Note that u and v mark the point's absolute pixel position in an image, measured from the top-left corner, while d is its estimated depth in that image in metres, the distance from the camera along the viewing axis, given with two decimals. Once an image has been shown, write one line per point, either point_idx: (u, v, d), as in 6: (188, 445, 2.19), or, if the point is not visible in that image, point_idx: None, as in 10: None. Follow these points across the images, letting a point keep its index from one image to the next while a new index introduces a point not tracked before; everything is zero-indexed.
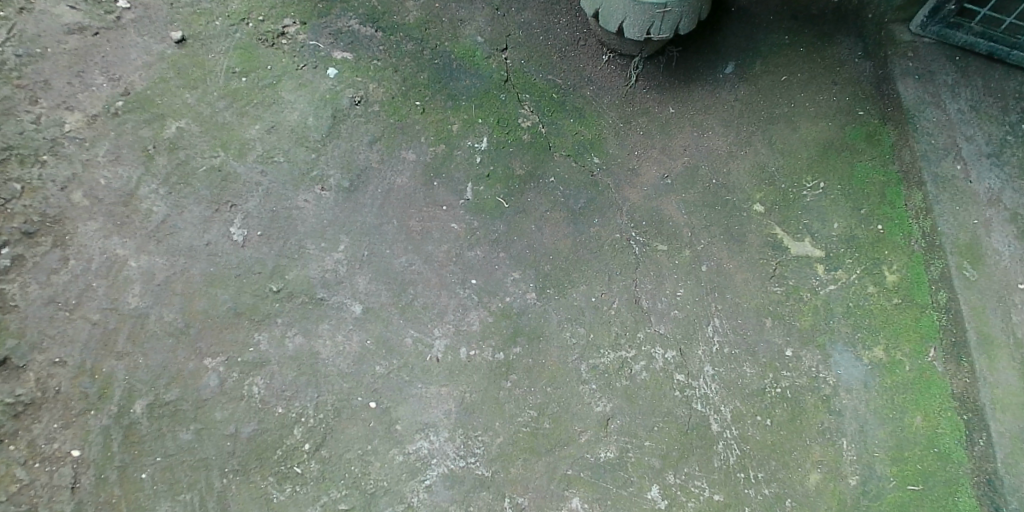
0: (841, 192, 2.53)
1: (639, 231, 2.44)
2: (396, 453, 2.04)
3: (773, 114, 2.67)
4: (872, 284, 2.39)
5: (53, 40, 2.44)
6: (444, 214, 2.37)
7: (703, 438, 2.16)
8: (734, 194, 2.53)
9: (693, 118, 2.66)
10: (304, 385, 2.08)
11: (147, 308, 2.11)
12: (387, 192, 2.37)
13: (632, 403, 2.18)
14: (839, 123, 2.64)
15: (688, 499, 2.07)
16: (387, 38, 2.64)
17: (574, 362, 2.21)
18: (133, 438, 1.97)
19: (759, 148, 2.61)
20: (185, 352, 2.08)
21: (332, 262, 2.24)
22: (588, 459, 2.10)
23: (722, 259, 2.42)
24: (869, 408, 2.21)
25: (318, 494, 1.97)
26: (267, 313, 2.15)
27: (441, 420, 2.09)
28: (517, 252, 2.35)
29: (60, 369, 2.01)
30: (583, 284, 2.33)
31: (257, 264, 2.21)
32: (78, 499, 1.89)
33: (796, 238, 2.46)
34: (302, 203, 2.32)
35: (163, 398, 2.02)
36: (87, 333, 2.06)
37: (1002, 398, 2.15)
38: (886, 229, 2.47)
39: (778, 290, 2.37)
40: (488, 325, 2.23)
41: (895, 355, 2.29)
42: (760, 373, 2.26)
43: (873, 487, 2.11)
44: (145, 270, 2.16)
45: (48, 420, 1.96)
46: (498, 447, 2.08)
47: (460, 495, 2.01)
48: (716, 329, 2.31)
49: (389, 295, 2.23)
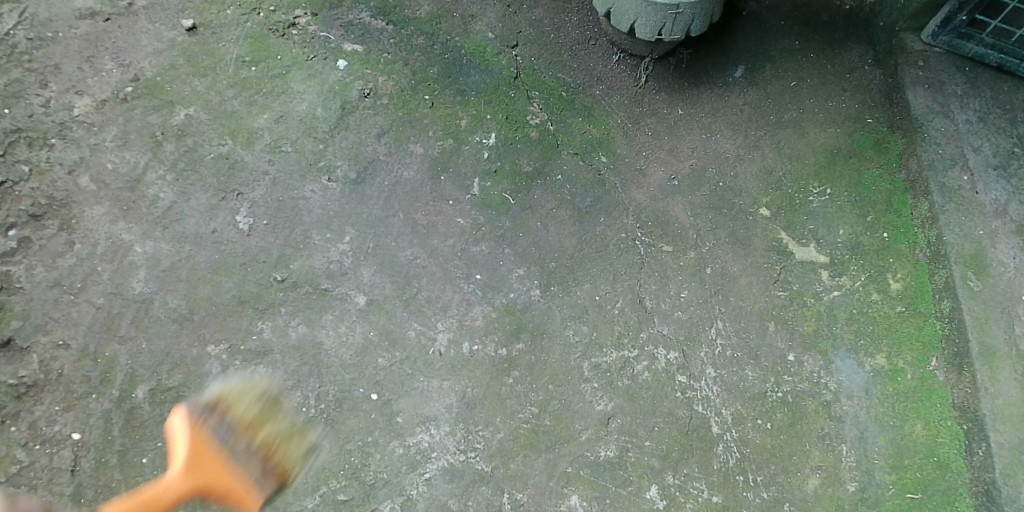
0: (847, 199, 2.52)
1: (645, 231, 2.44)
2: (396, 446, 2.05)
3: (781, 118, 2.65)
4: (876, 292, 2.39)
5: (64, 25, 2.44)
6: (450, 208, 2.37)
7: (704, 440, 2.16)
8: (741, 198, 2.52)
9: (701, 121, 2.65)
10: (306, 375, 2.08)
11: (151, 293, 2.11)
12: (395, 185, 2.37)
13: (634, 402, 2.18)
14: (847, 130, 2.63)
15: (687, 500, 2.08)
16: (398, 31, 2.64)
17: (576, 360, 2.21)
18: (135, 423, 1.97)
19: (766, 152, 2.60)
20: (188, 338, 2.08)
21: (337, 254, 2.24)
22: (588, 457, 2.10)
23: (727, 262, 2.41)
24: (869, 415, 2.22)
25: (318, 484, 1.98)
26: (270, 302, 2.15)
27: (442, 414, 2.10)
28: (523, 249, 2.34)
29: (63, 352, 2.01)
30: (587, 282, 2.33)
31: (263, 253, 2.21)
32: (78, 482, 1.89)
33: (801, 243, 2.46)
34: (309, 194, 2.32)
35: (165, 383, 2.02)
36: (91, 317, 2.06)
37: (1003, 408, 2.16)
38: (891, 237, 2.47)
39: (781, 295, 2.37)
40: (492, 321, 2.23)
41: (897, 362, 2.29)
42: (762, 377, 2.26)
43: (871, 494, 2.12)
44: (150, 256, 2.16)
45: (49, 402, 1.96)
46: (498, 442, 2.09)
47: (459, 489, 2.02)
48: (719, 331, 2.31)
49: (393, 288, 2.22)
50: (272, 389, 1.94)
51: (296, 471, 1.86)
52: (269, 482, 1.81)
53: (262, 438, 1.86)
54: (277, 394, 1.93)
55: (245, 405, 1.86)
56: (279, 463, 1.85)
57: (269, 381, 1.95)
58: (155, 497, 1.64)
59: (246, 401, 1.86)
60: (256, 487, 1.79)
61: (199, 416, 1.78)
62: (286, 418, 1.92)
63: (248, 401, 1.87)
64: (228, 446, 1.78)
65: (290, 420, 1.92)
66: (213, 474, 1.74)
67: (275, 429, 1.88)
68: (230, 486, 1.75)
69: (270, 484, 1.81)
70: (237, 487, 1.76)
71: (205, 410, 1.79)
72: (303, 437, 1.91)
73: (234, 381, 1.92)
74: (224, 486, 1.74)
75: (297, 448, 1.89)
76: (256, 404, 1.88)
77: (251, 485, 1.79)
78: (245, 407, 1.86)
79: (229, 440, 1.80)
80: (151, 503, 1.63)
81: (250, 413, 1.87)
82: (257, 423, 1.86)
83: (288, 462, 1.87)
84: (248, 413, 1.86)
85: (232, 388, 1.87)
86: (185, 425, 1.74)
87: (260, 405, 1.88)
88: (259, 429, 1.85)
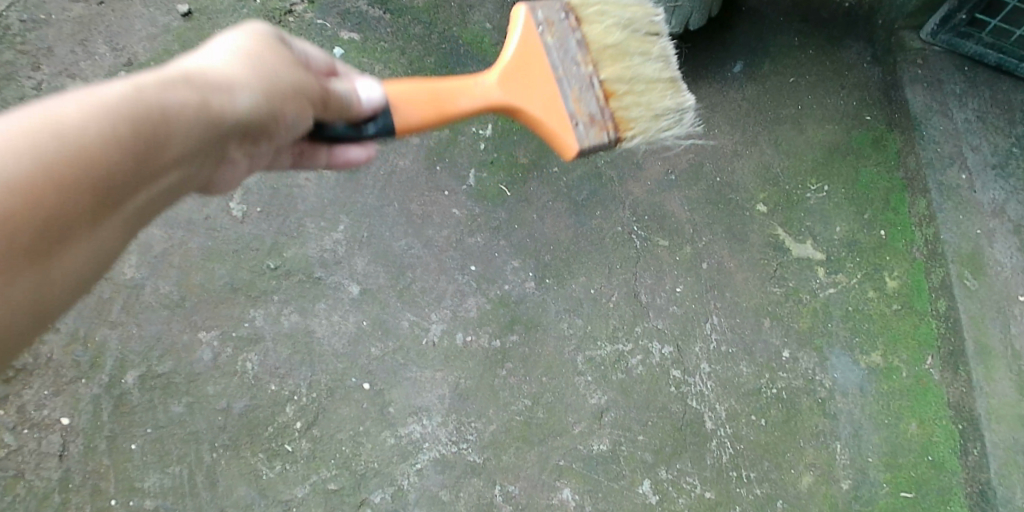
0: (845, 196, 2.50)
1: (641, 224, 2.40)
2: (388, 436, 2.06)
3: (779, 115, 2.61)
4: (873, 289, 2.39)
5: (58, 7, 2.43)
6: (446, 199, 2.31)
7: (697, 436, 2.18)
8: (738, 193, 2.48)
9: (700, 115, 2.59)
10: (298, 363, 2.08)
11: (142, 280, 2.10)
12: (389, 174, 2.31)
13: (627, 396, 2.19)
14: (845, 127, 2.61)
15: (679, 495, 2.12)
16: (396, 20, 2.61)
17: (570, 354, 2.20)
18: (124, 409, 1.98)
19: (764, 148, 2.55)
20: (180, 325, 2.07)
21: (331, 243, 2.21)
22: (581, 451, 2.11)
23: (724, 257, 2.39)
24: (864, 413, 2.25)
25: (308, 473, 2.00)
26: (263, 290, 2.13)
27: (435, 405, 2.10)
28: (518, 241, 2.30)
29: (53, 336, 2.02)
30: (582, 275, 2.30)
31: (256, 241, 2.18)
32: (66, 467, 1.92)
33: (797, 240, 2.44)
34: (303, 182, 2.26)
35: (155, 369, 2.02)
36: (82, 301, 2.06)
37: (998, 408, 2.20)
38: (888, 235, 2.47)
39: (777, 291, 2.37)
40: (486, 312, 2.21)
41: (893, 360, 2.32)
42: (757, 373, 2.26)
43: (865, 492, 2.17)
44: (141, 241, 2.13)
45: (39, 386, 1.98)
46: (491, 434, 2.10)
47: (451, 480, 2.04)
48: (714, 327, 2.30)
49: (386, 278, 2.20)
50: (647, 40, 1.62)
51: (631, 128, 1.58)
52: (599, 119, 1.53)
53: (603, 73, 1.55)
54: (650, 37, 1.62)
55: (603, 31, 1.55)
56: (615, 111, 1.56)
57: (646, 17, 1.61)
58: (412, 105, 1.41)
59: (609, 41, 1.56)
60: (579, 126, 1.51)
61: (547, 24, 1.52)
62: (650, 65, 1.62)
63: (614, 38, 1.56)
64: (571, 72, 1.52)
65: (660, 77, 1.63)
66: (530, 95, 1.52)
67: (621, 73, 1.56)
68: (557, 105, 1.51)
69: (599, 127, 1.53)
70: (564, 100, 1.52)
71: (561, 20, 1.53)
72: (650, 98, 1.61)
73: None
74: (547, 103, 1.52)
75: (645, 100, 1.60)
76: (626, 31, 1.58)
77: (585, 108, 1.52)
78: (600, 43, 1.55)
79: (578, 67, 1.52)
80: (426, 108, 1.43)
81: (603, 41, 1.55)
82: (603, 60, 1.55)
83: (624, 112, 1.57)
84: (605, 46, 1.55)
85: (595, 6, 1.55)
86: (542, 25, 1.52)
87: (619, 53, 1.57)
88: (607, 66, 1.55)
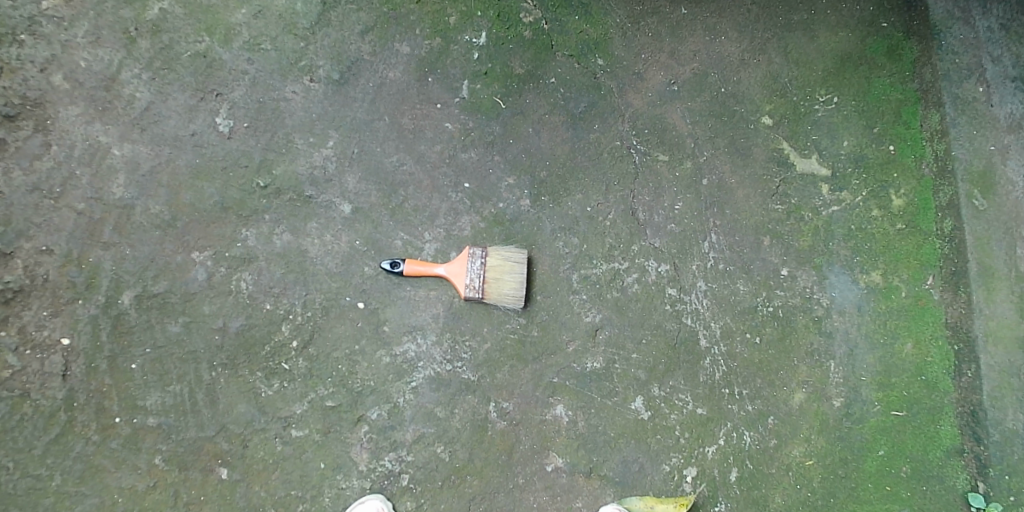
0: (855, 108, 2.39)
1: (640, 139, 2.33)
2: (383, 355, 2.10)
3: (790, 20, 2.44)
4: (877, 208, 2.35)
5: None
6: (438, 112, 2.24)
7: (690, 354, 2.23)
8: (743, 105, 2.38)
9: (706, 20, 2.42)
10: (292, 282, 2.09)
11: (132, 199, 2.06)
12: (379, 86, 2.22)
13: (622, 315, 2.22)
14: (859, 35, 2.43)
15: (671, 411, 2.19)
16: None
17: (565, 272, 2.22)
18: (123, 328, 2.01)
19: (772, 57, 2.42)
20: (173, 245, 2.06)
21: (320, 159, 2.15)
22: (574, 368, 2.18)
23: (725, 173, 2.34)
24: (860, 332, 2.28)
25: (306, 391, 2.06)
26: (254, 209, 2.10)
27: (428, 324, 2.13)
28: (513, 156, 2.25)
29: (47, 257, 2.00)
30: (579, 193, 2.27)
31: (244, 158, 2.12)
32: (70, 386, 1.97)
33: (802, 154, 2.37)
34: (290, 95, 2.17)
35: (150, 289, 2.03)
36: (72, 222, 2.02)
37: (996, 329, 2.23)
38: (897, 150, 2.37)
39: (779, 209, 2.33)
40: (480, 231, 2.20)
41: (893, 280, 2.31)
42: (754, 291, 2.28)
43: (856, 410, 2.24)
44: (129, 160, 2.07)
45: (37, 307, 1.98)
46: (485, 352, 2.14)
47: (445, 397, 2.11)
48: (712, 245, 2.29)
49: (378, 196, 2.16)
50: (517, 264, 2.14)
51: (493, 298, 2.12)
52: (472, 292, 2.11)
53: (487, 283, 2.11)
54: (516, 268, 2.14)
55: (498, 257, 2.14)
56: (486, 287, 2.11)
57: (523, 256, 2.15)
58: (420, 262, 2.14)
59: (509, 267, 2.13)
60: (467, 289, 2.10)
61: (480, 253, 2.12)
62: (517, 273, 2.13)
63: (505, 261, 2.14)
64: (472, 273, 2.10)
65: (519, 282, 2.13)
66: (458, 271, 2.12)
67: (501, 275, 2.12)
68: (460, 280, 2.11)
69: (475, 291, 2.11)
70: (456, 283, 2.12)
71: (485, 254, 2.13)
72: (510, 292, 2.12)
73: (509, 252, 2.14)
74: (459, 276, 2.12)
75: (507, 290, 2.12)
76: (511, 262, 2.14)
77: (464, 289, 2.11)
78: (500, 260, 2.13)
79: (477, 280, 2.10)
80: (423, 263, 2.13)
81: (496, 261, 2.13)
82: (500, 271, 2.12)
83: (494, 292, 2.12)
84: (499, 266, 2.13)
85: (502, 253, 2.14)
86: (471, 252, 2.13)
87: (513, 271, 2.13)
88: (499, 275, 2.12)
